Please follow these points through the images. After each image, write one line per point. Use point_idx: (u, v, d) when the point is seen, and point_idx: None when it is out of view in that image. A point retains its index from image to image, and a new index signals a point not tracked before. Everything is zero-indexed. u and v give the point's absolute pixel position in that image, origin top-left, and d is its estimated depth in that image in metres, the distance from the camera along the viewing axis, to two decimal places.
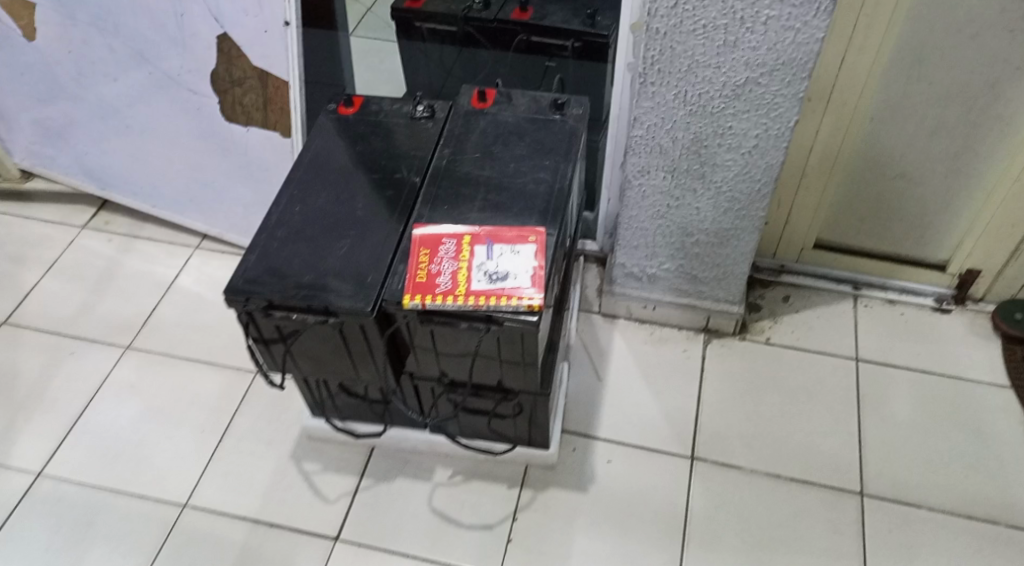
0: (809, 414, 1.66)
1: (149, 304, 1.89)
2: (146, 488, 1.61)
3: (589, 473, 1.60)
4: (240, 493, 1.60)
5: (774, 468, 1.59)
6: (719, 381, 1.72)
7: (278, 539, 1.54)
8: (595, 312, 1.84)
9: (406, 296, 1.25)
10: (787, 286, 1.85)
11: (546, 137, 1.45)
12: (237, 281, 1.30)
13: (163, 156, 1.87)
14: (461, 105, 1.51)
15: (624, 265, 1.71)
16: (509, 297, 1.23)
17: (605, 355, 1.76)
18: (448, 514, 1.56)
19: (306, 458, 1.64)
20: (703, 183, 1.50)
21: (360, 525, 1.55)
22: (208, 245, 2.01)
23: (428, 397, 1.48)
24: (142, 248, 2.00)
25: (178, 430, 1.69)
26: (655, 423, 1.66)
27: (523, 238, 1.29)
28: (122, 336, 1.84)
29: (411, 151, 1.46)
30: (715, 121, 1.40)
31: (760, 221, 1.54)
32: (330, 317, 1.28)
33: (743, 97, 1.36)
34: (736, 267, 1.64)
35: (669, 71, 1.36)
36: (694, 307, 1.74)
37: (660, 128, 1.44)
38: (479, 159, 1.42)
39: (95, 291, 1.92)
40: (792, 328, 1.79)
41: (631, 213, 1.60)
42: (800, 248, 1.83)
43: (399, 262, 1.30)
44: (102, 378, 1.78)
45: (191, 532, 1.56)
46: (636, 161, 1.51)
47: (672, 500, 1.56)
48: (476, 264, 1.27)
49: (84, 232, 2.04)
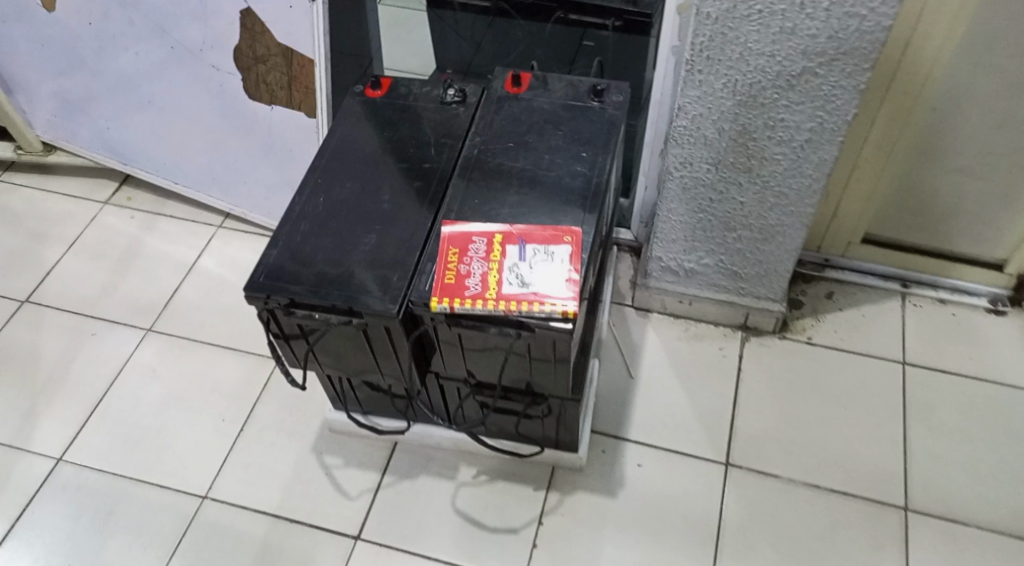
0: (852, 420, 1.59)
1: (170, 285, 1.85)
2: (166, 477, 1.58)
3: (619, 476, 1.54)
4: (260, 486, 1.56)
5: (814, 477, 1.52)
6: (757, 382, 1.64)
7: (299, 535, 1.50)
8: (628, 306, 1.76)
9: (433, 298, 1.18)
10: (831, 281, 1.76)
11: (583, 126, 1.36)
12: (258, 277, 1.24)
13: (186, 134, 1.81)
14: (495, 89, 1.43)
15: (660, 259, 1.63)
16: (541, 303, 1.16)
17: (637, 351, 1.69)
18: (472, 515, 1.52)
19: (327, 451, 1.60)
20: (749, 177, 1.41)
21: (381, 524, 1.51)
22: (230, 224, 1.95)
23: (454, 396, 1.43)
24: (164, 226, 1.95)
25: (199, 419, 1.65)
26: (689, 426, 1.59)
27: (557, 238, 1.22)
28: (144, 318, 1.80)
29: (441, 140, 1.38)
30: (765, 112, 1.31)
31: (808, 217, 1.45)
32: (354, 317, 1.22)
33: (798, 88, 1.27)
34: (780, 264, 1.55)
35: (719, 59, 1.27)
36: (733, 303, 1.66)
37: (705, 118, 1.35)
38: (512, 149, 1.34)
39: (117, 270, 1.88)
40: (836, 327, 1.70)
41: (670, 206, 1.52)
42: (847, 242, 1.73)
43: (426, 261, 1.23)
44: (123, 361, 1.74)
45: (211, 525, 1.52)
46: (678, 152, 1.42)
47: (705, 507, 1.50)
48: (507, 266, 1.19)
49: (106, 208, 1.99)
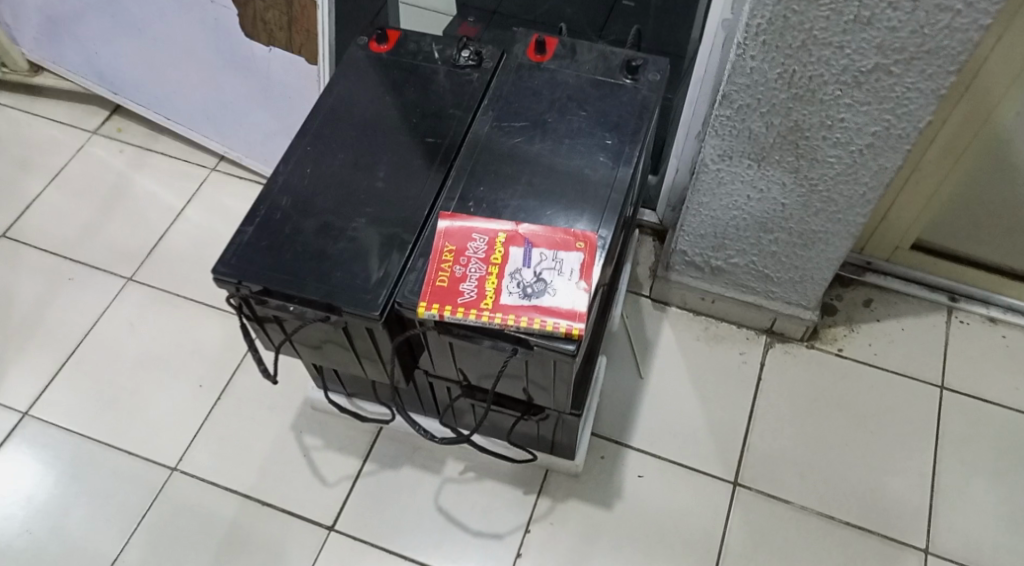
0: (876, 448, 1.46)
1: (156, 231, 1.72)
2: (135, 444, 1.49)
3: (617, 486, 1.43)
4: (234, 463, 1.47)
5: (828, 507, 1.40)
6: (777, 395, 1.51)
7: (270, 521, 1.41)
8: (645, 296, 1.61)
9: (421, 302, 1.04)
10: (871, 287, 1.60)
11: (611, 107, 1.20)
12: (230, 258, 1.10)
13: (177, 68, 1.65)
14: (515, 55, 1.26)
15: (685, 253, 1.47)
16: (543, 319, 1.02)
17: (650, 348, 1.56)
18: (455, 515, 1.41)
19: (308, 431, 1.49)
20: (795, 178, 1.24)
21: (358, 516, 1.41)
22: (224, 167, 1.81)
23: (444, 394, 1.30)
24: (155, 164, 1.82)
25: (175, 382, 1.55)
26: (698, 438, 1.47)
27: (568, 244, 1.07)
28: (125, 265, 1.68)
29: (448, 110, 1.22)
30: (823, 110, 1.14)
31: (857, 226, 1.28)
32: (332, 314, 1.08)
33: (865, 86, 1.09)
34: (818, 272, 1.39)
35: (777, 45, 1.09)
36: (760, 306, 1.51)
37: (753, 110, 1.18)
38: (529, 130, 1.19)
39: (102, 211, 1.75)
40: (870, 340, 1.55)
41: (701, 199, 1.35)
42: (895, 247, 1.56)
43: (418, 257, 1.09)
44: (100, 311, 1.63)
45: (179, 501, 1.43)
46: (717, 143, 1.25)
47: (707, 530, 1.39)
48: (508, 272, 1.05)
49: (94, 139, 1.86)
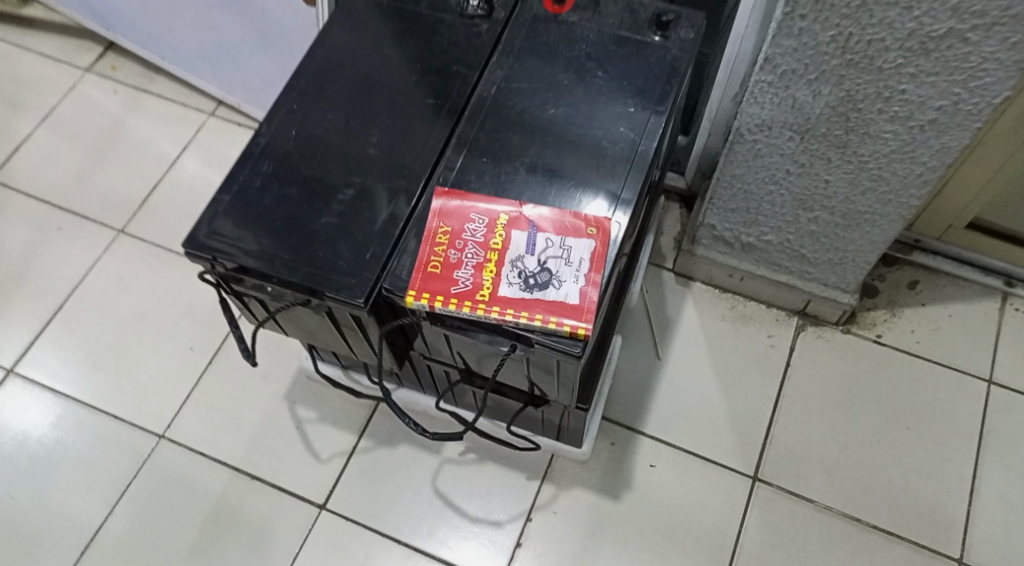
0: (911, 447, 1.34)
1: (150, 180, 1.63)
2: (122, 408, 1.42)
3: (627, 476, 1.33)
4: (223, 433, 1.39)
5: (854, 509, 1.30)
6: (806, 384, 1.39)
7: (259, 496, 1.34)
8: (668, 269, 1.49)
9: (410, 290, 0.94)
10: (917, 268, 1.47)
11: (637, 69, 1.06)
12: (203, 231, 0.99)
13: (169, 5, 1.52)
14: (530, 6, 1.11)
15: (713, 227, 1.34)
16: (545, 315, 0.91)
17: (670, 327, 1.44)
18: (452, 499, 1.33)
19: (301, 402, 1.41)
20: (842, 154, 1.10)
21: (351, 495, 1.34)
22: (223, 113, 1.70)
23: (443, 377, 1.20)
24: (151, 106, 1.71)
25: (165, 344, 1.47)
26: (717, 427, 1.36)
27: (578, 230, 0.95)
28: (117, 216, 1.59)
29: (451, 67, 1.08)
30: (881, 79, 0.99)
31: (909, 209, 1.14)
32: (314, 298, 0.97)
33: (933, 53, 0.94)
34: (861, 255, 1.26)
35: (832, 4, 0.94)
36: (793, 287, 1.38)
37: (799, 76, 1.03)
38: (542, 93, 1.06)
39: (94, 156, 1.66)
40: (912, 327, 1.42)
41: (734, 172, 1.21)
42: (948, 225, 1.41)
43: (409, 237, 0.97)
44: (89, 264, 1.55)
45: (165, 470, 1.37)
46: (755, 113, 1.10)
47: (722, 527, 1.29)
48: (509, 259, 0.93)
49: (88, 77, 1.75)
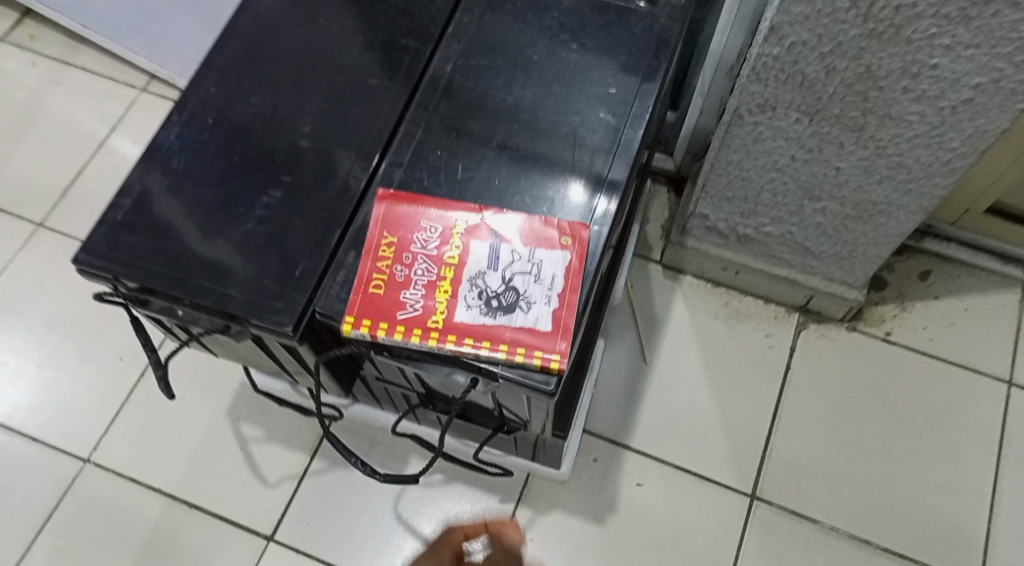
0: (924, 458, 1.21)
1: (73, 165, 1.45)
2: (42, 428, 1.26)
3: (611, 496, 1.19)
4: (158, 455, 1.24)
5: (863, 530, 1.17)
6: (808, 389, 1.25)
7: (198, 526, 1.19)
8: (655, 261, 1.34)
9: (347, 316, 0.78)
10: (928, 256, 1.32)
11: (619, 41, 0.90)
12: (100, 244, 0.83)
13: None
14: None
15: (706, 217, 1.18)
16: (508, 346, 0.76)
17: (658, 326, 1.29)
18: (416, 527, 1.19)
19: (246, 418, 1.26)
20: (857, 138, 0.95)
21: (302, 525, 1.19)
22: (156, 88, 1.51)
23: (400, 397, 1.04)
24: (74, 81, 1.52)
25: (92, 353, 1.31)
26: (710, 439, 1.22)
27: (550, 241, 0.80)
28: (35, 206, 1.41)
29: (399, 39, 0.91)
30: (908, 52, 0.83)
31: (931, 199, 0.99)
32: (233, 324, 0.82)
33: (974, 22, 0.78)
34: (873, 249, 1.11)
35: None
36: (794, 281, 1.23)
37: (810, 49, 0.87)
38: (506, 71, 0.89)
39: (11, 138, 1.47)
40: (925, 324, 1.28)
41: (731, 158, 1.05)
42: (966, 210, 1.27)
43: (348, 249, 0.82)
44: (6, 262, 1.37)
45: (92, 499, 1.21)
46: (757, 91, 0.94)
47: (717, 554, 1.16)
48: (466, 277, 0.79)
49: (3, 47, 1.56)
